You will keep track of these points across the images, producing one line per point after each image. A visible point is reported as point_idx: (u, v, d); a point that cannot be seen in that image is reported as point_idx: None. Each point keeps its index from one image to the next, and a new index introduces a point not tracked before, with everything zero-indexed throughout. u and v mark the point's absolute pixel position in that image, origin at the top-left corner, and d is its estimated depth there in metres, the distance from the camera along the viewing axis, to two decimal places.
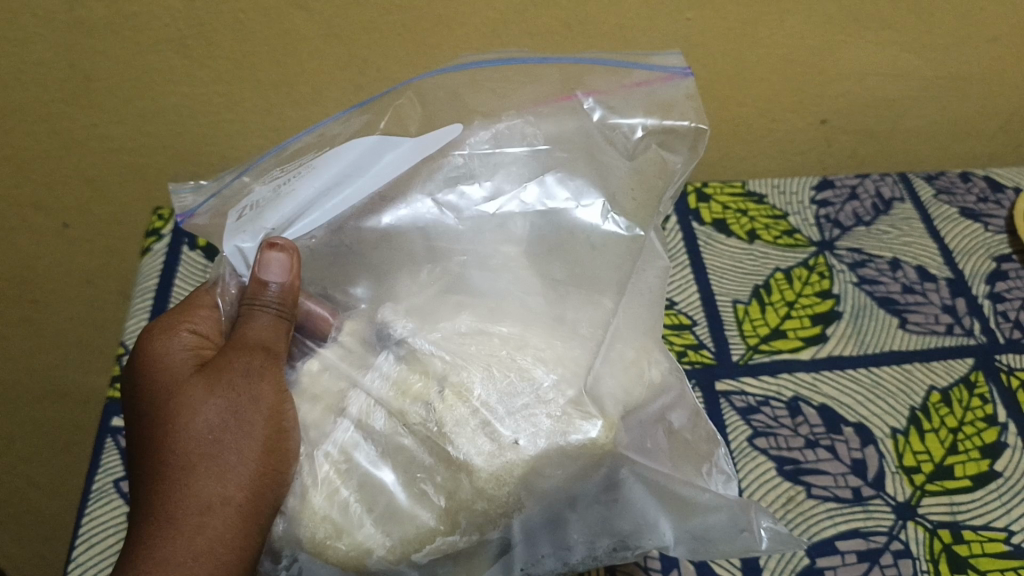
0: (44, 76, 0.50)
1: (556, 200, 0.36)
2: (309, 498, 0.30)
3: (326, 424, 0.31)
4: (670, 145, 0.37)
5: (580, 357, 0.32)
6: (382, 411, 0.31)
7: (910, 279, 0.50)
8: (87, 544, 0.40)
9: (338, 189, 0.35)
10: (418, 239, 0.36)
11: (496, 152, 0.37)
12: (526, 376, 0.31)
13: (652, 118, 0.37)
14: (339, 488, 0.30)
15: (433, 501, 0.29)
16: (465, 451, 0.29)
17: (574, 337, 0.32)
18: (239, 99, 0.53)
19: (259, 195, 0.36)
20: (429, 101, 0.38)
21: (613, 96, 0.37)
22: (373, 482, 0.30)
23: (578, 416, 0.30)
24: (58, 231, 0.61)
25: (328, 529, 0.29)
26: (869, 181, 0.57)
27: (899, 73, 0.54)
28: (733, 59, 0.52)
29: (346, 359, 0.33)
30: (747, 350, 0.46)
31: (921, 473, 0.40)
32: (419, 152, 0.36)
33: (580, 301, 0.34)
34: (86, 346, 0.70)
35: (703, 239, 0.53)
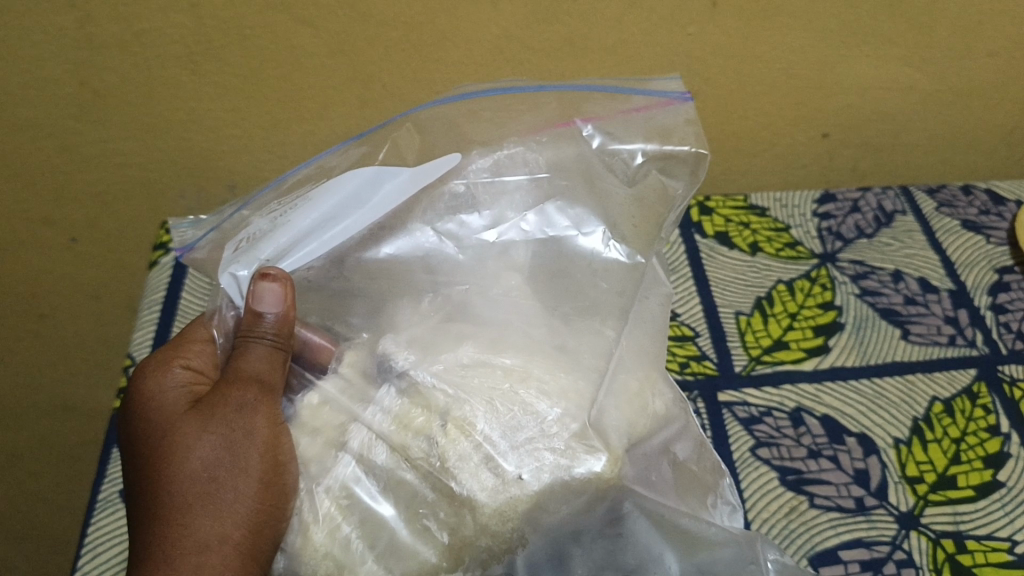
0: (54, 91, 0.51)
1: (561, 222, 0.37)
2: (310, 535, 0.30)
3: (327, 459, 0.31)
4: (670, 171, 0.37)
5: (584, 390, 0.32)
6: (382, 445, 0.31)
7: (912, 290, 0.50)
8: (93, 555, 0.40)
9: (335, 220, 0.35)
10: (420, 266, 0.36)
11: (496, 180, 0.38)
12: (530, 410, 0.31)
13: (652, 144, 0.37)
14: (340, 525, 0.30)
15: (435, 537, 0.30)
16: (468, 487, 0.29)
17: (578, 370, 0.33)
18: (246, 115, 0.53)
19: (254, 227, 0.36)
20: (427, 131, 0.38)
21: (612, 122, 0.38)
22: (373, 518, 0.30)
23: (582, 450, 0.30)
24: (66, 246, 0.61)
25: (329, 566, 0.29)
26: (871, 195, 0.57)
27: (900, 87, 0.55)
28: (734, 74, 0.53)
29: (347, 393, 0.33)
30: (749, 361, 0.46)
31: (923, 483, 0.40)
32: (416, 182, 0.36)
33: (580, 326, 0.35)
34: (93, 360, 0.70)
35: (704, 251, 0.54)
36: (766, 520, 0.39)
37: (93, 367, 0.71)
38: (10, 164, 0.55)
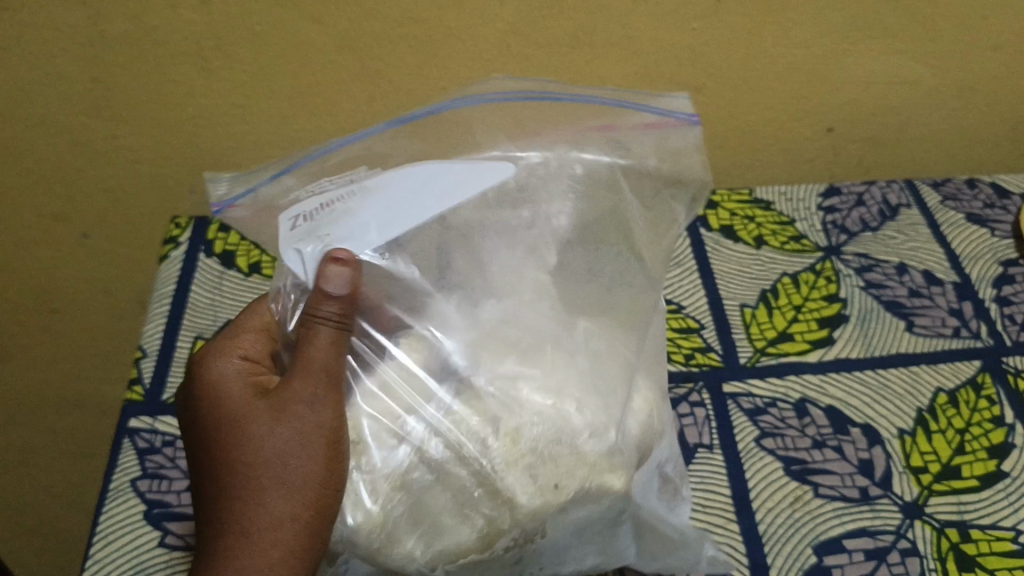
0: (64, 88, 0.52)
1: (595, 212, 0.36)
2: (368, 517, 0.31)
3: (385, 447, 0.31)
4: (672, 196, 0.38)
5: (617, 404, 0.33)
6: (438, 441, 0.31)
7: (917, 283, 0.50)
8: (105, 542, 0.38)
9: (397, 213, 0.34)
10: (464, 265, 0.35)
11: (536, 182, 0.37)
12: (569, 422, 0.32)
13: (662, 165, 0.37)
14: (389, 510, 0.31)
15: (472, 526, 0.31)
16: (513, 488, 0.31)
17: (608, 381, 0.33)
18: (255, 110, 0.53)
19: (314, 207, 0.34)
20: (467, 125, 0.37)
21: (627, 139, 0.38)
22: (419, 509, 0.31)
23: (605, 468, 0.31)
24: (77, 241, 0.62)
25: (381, 544, 0.30)
26: (876, 188, 0.57)
27: (904, 82, 0.55)
28: (740, 68, 0.53)
29: (405, 384, 0.32)
30: (754, 353, 0.46)
31: (928, 473, 0.40)
32: (468, 181, 0.35)
33: (618, 340, 0.35)
34: (105, 356, 0.71)
35: (710, 244, 0.54)
36: (771, 508, 0.39)
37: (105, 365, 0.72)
38: (22, 159, 0.56)
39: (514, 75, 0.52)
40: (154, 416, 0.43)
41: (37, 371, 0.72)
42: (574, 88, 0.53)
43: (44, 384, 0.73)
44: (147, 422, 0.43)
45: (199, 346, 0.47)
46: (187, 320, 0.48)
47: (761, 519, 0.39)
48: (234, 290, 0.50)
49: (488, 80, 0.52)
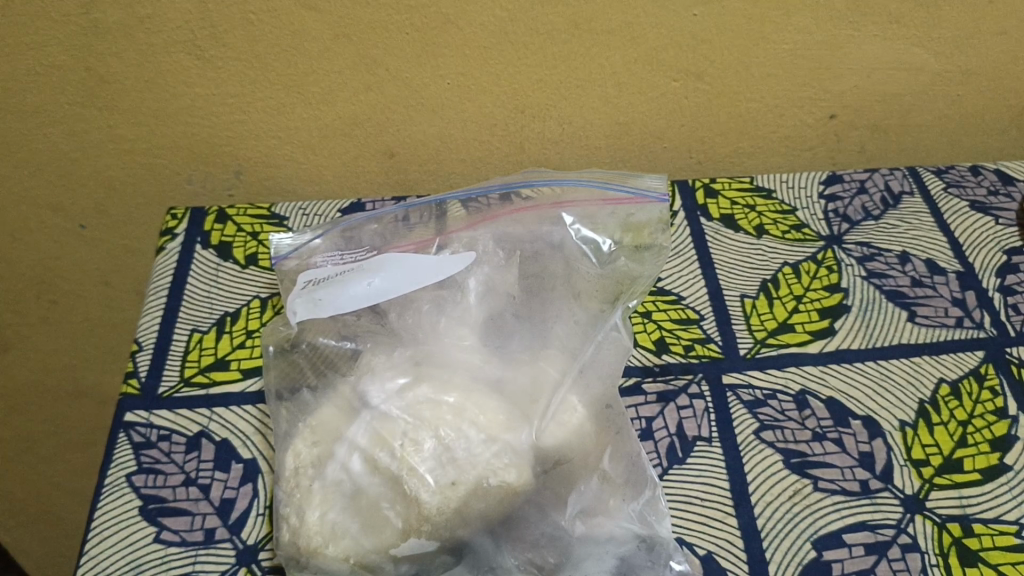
0: (58, 78, 0.51)
1: (587, 235, 0.43)
2: (307, 517, 0.34)
3: (338, 453, 0.35)
4: (637, 258, 0.42)
5: (557, 403, 0.37)
6: (383, 449, 0.35)
7: (919, 272, 0.49)
8: (100, 538, 0.38)
9: (379, 282, 0.42)
10: (430, 299, 0.42)
11: (506, 239, 0.44)
12: (510, 429, 0.35)
13: (623, 238, 0.43)
14: (328, 507, 0.34)
15: (394, 523, 0.33)
16: (417, 488, 0.33)
17: (554, 385, 0.38)
18: (250, 100, 0.53)
19: (321, 274, 0.44)
20: (470, 208, 0.46)
21: (595, 215, 0.43)
22: (358, 507, 0.34)
23: (550, 459, 0.35)
24: (74, 232, 0.62)
25: (321, 538, 0.33)
26: (878, 176, 0.56)
27: (907, 69, 0.54)
28: (740, 55, 0.52)
29: (376, 420, 0.36)
30: (754, 344, 0.46)
31: (929, 466, 0.40)
32: (439, 269, 0.42)
33: (603, 341, 0.39)
34: (105, 345, 0.71)
35: (710, 234, 0.53)
36: (771, 502, 0.39)
37: (105, 354, 0.72)
38: (18, 150, 0.56)
39: (512, 63, 0.51)
40: (149, 410, 0.43)
41: (36, 360, 0.72)
42: (572, 76, 0.53)
43: (44, 372, 0.73)
44: (142, 417, 0.43)
45: (195, 340, 0.46)
46: (182, 313, 0.48)
47: (760, 513, 0.39)
48: (231, 282, 0.50)
49: (486, 68, 0.52)
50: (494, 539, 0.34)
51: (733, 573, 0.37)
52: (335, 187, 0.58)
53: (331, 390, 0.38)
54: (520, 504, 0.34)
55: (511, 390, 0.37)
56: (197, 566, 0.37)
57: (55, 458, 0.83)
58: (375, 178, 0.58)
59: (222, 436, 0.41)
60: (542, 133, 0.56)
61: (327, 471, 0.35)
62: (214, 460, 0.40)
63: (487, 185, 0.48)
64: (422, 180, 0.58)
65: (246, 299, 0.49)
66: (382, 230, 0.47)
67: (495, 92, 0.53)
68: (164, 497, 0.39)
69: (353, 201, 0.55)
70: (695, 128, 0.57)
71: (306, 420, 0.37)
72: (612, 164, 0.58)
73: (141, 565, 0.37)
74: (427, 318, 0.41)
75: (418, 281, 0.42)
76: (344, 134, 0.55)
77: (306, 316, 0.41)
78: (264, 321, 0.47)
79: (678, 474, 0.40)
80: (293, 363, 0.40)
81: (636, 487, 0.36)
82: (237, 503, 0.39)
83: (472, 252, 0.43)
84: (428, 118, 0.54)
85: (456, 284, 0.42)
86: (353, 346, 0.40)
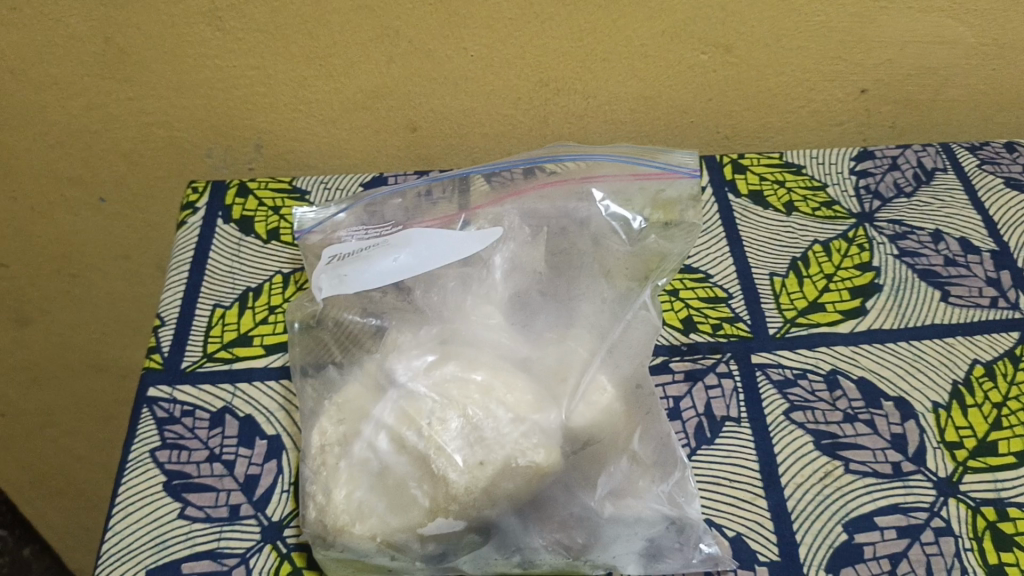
0: (77, 49, 0.51)
1: (616, 211, 0.42)
2: (334, 496, 0.34)
3: (365, 431, 0.35)
4: (668, 236, 0.42)
5: (586, 383, 0.36)
6: (410, 428, 0.34)
7: (953, 251, 0.48)
8: (125, 514, 0.38)
9: (405, 260, 0.41)
10: (455, 276, 0.41)
11: (532, 214, 0.43)
12: (539, 409, 0.34)
13: (653, 214, 0.42)
14: (355, 486, 0.34)
15: (420, 502, 0.33)
16: (444, 467, 0.33)
17: (583, 364, 0.37)
18: (271, 73, 0.52)
19: (346, 249, 0.43)
20: (496, 183, 0.46)
21: (623, 191, 0.43)
22: (385, 486, 0.33)
23: (579, 438, 0.34)
24: (94, 205, 0.61)
25: (348, 516, 0.33)
26: (910, 152, 0.55)
27: (942, 42, 0.53)
28: (770, 28, 0.51)
29: (404, 399, 0.35)
30: (784, 323, 0.45)
31: (963, 448, 0.39)
32: (466, 246, 0.42)
33: (632, 320, 0.39)
34: (125, 319, 0.71)
35: (738, 210, 0.52)
36: (801, 484, 0.38)
37: (125, 328, 0.72)
38: (38, 123, 0.55)
39: (536, 35, 0.50)
40: (173, 386, 0.43)
41: (57, 333, 0.72)
42: (598, 48, 0.51)
43: (66, 345, 0.73)
44: (166, 392, 0.42)
45: (218, 315, 0.46)
46: (205, 287, 0.48)
47: (790, 495, 0.38)
48: (253, 257, 0.50)
49: (510, 40, 0.51)
50: (522, 520, 0.33)
51: (763, 555, 0.36)
52: (356, 161, 0.58)
53: (357, 366, 0.38)
54: (548, 485, 0.33)
55: (539, 369, 0.37)
56: (222, 542, 0.36)
57: (76, 430, 0.83)
58: (396, 152, 0.57)
59: (246, 412, 0.41)
60: (566, 107, 0.55)
61: (354, 449, 0.35)
62: (238, 436, 0.40)
63: (514, 160, 0.47)
64: (444, 154, 0.58)
65: (268, 274, 0.48)
66: (406, 205, 0.46)
67: (519, 65, 0.52)
68: (188, 473, 0.39)
69: (374, 175, 0.55)
70: (723, 102, 0.55)
71: (333, 398, 0.37)
72: (637, 139, 0.57)
73: (166, 541, 0.37)
74: (452, 296, 0.40)
75: (443, 258, 0.41)
76: (365, 108, 0.54)
77: (330, 292, 0.41)
78: (286, 297, 0.47)
79: (707, 454, 0.40)
80: (318, 339, 0.40)
81: (665, 468, 0.36)
82: (262, 479, 0.39)
83: (497, 228, 0.42)
84: (451, 91, 0.53)
85: (481, 260, 0.41)
86: (377, 321, 0.40)
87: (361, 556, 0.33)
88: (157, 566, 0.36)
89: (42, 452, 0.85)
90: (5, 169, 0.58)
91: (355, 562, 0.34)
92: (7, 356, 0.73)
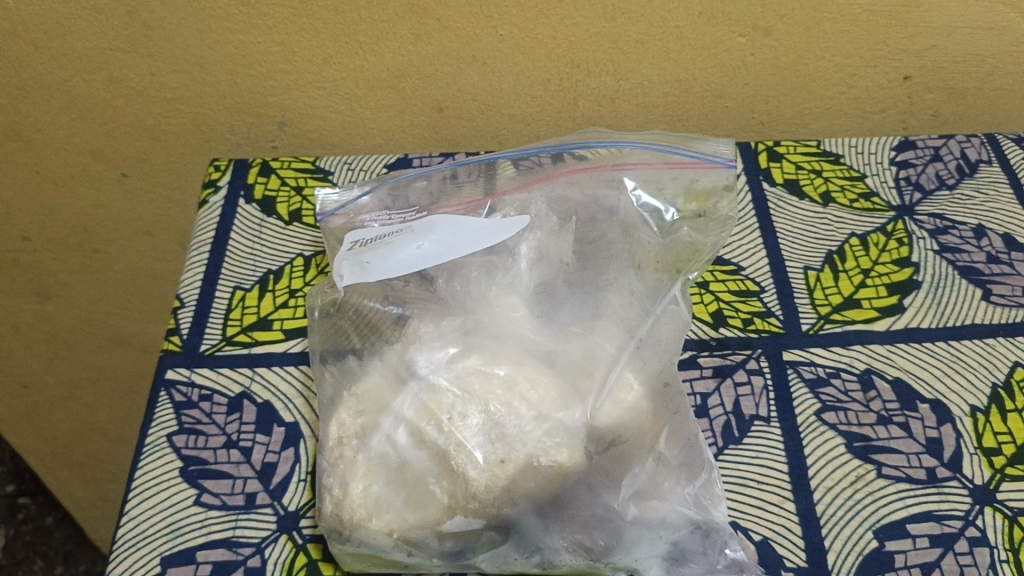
0: (101, 22, 0.50)
1: (648, 201, 0.41)
2: (351, 489, 0.33)
3: (385, 424, 0.34)
4: (702, 230, 0.40)
5: (612, 378, 0.35)
6: (431, 421, 0.33)
7: (996, 248, 0.47)
8: (141, 498, 0.37)
9: (429, 249, 0.40)
10: (480, 265, 0.40)
11: (560, 201, 0.42)
12: (563, 407, 0.34)
13: (687, 206, 0.41)
14: (373, 481, 0.33)
15: (438, 498, 0.32)
16: (464, 464, 0.32)
17: (609, 359, 0.36)
18: (295, 49, 0.51)
19: (368, 235, 0.42)
20: (522, 168, 0.44)
21: (656, 182, 0.41)
22: (403, 481, 0.33)
23: (605, 438, 0.34)
24: (116, 180, 0.61)
25: (365, 511, 0.32)
26: (954, 142, 0.53)
27: (992, 28, 0.51)
28: (811, 10, 0.49)
29: (425, 392, 0.34)
30: (817, 320, 0.44)
31: (1001, 455, 0.38)
32: (490, 234, 0.41)
33: (661, 315, 0.38)
34: (147, 294, 0.71)
35: (773, 200, 0.51)
36: (831, 488, 0.37)
37: (147, 302, 0.72)
38: (61, 96, 0.55)
39: (568, 15, 0.49)
40: (191, 368, 0.42)
41: (80, 306, 0.72)
42: (632, 29, 0.50)
43: (87, 320, 0.73)
44: (184, 375, 0.42)
45: (237, 297, 0.45)
46: (225, 269, 0.47)
47: (819, 499, 0.37)
48: (274, 239, 0.49)
49: (540, 19, 0.49)
50: (542, 520, 0.33)
51: (790, 561, 0.35)
52: (380, 141, 0.57)
53: (378, 357, 0.37)
54: (570, 485, 0.33)
55: (563, 364, 0.36)
56: (238, 531, 0.36)
57: (98, 403, 0.83)
58: (421, 132, 0.56)
59: (264, 398, 0.41)
60: (597, 89, 0.53)
61: (372, 442, 0.34)
62: (256, 422, 0.40)
63: (543, 144, 0.46)
64: (470, 136, 0.56)
65: (290, 257, 0.48)
66: (431, 188, 0.45)
67: (549, 45, 0.51)
68: (205, 458, 0.38)
69: (399, 157, 0.53)
70: (759, 87, 0.54)
71: (352, 388, 0.36)
72: (669, 123, 0.56)
73: (181, 528, 0.36)
74: (476, 285, 0.39)
75: (467, 247, 0.40)
76: (390, 86, 0.53)
77: (352, 280, 0.40)
78: (308, 281, 0.46)
79: (733, 454, 0.39)
80: (338, 326, 0.40)
81: (692, 470, 0.34)
82: (279, 468, 0.38)
83: (524, 216, 0.41)
84: (478, 71, 0.52)
85: (507, 249, 0.40)
86: (398, 309, 0.39)
87: (377, 552, 0.33)
88: (172, 552, 0.36)
89: (64, 424, 0.86)
90: (28, 142, 0.58)
91: (370, 557, 0.33)
92: (30, 328, 0.74)
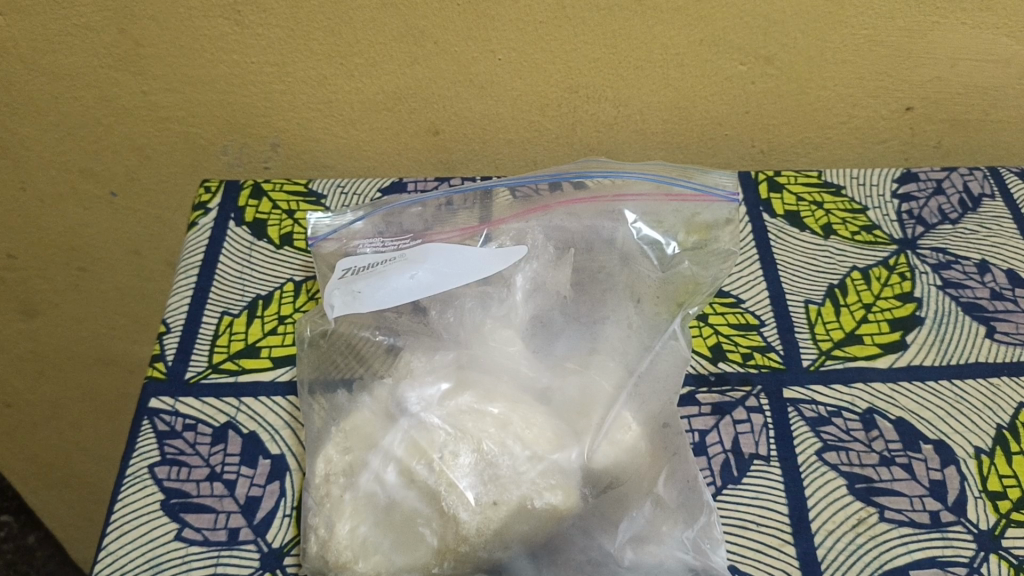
0: (91, 39, 0.49)
1: (648, 234, 0.40)
2: (337, 530, 0.32)
3: (373, 462, 0.33)
4: (702, 263, 0.39)
5: (608, 417, 0.34)
6: (422, 461, 0.32)
7: (1000, 284, 0.46)
8: (120, 532, 0.36)
9: (422, 279, 0.39)
10: (473, 295, 0.39)
11: (558, 231, 0.41)
12: (558, 448, 0.33)
13: (688, 239, 0.40)
14: (359, 522, 0.32)
15: (427, 541, 0.31)
16: (455, 506, 0.31)
17: (604, 397, 0.35)
18: (289, 70, 0.50)
19: (360, 263, 0.41)
20: (518, 196, 0.43)
21: (657, 214, 0.40)
22: (392, 523, 0.32)
23: (601, 479, 0.33)
24: (105, 199, 0.60)
25: (351, 553, 0.31)
26: (957, 175, 0.52)
27: (996, 60, 0.50)
28: (814, 40, 0.49)
29: (417, 431, 0.33)
30: (818, 355, 0.43)
31: (1006, 499, 0.37)
32: (486, 265, 0.39)
33: (661, 351, 0.36)
34: (133, 313, 0.70)
35: (773, 232, 0.50)
36: (831, 531, 0.36)
37: (134, 322, 0.71)
38: (50, 113, 0.54)
39: (567, 40, 0.48)
40: (175, 397, 0.41)
41: (66, 324, 0.70)
42: (632, 55, 0.49)
43: (73, 339, 0.72)
44: (168, 404, 0.40)
45: (225, 323, 0.44)
46: (213, 293, 0.46)
47: (820, 542, 0.36)
48: (264, 263, 0.48)
49: (539, 44, 0.48)
50: (534, 565, 0.31)
51: None
52: (374, 164, 0.56)
53: (368, 392, 0.36)
54: (566, 529, 0.32)
55: (558, 402, 0.35)
56: (219, 568, 0.35)
57: (82, 421, 0.82)
58: (416, 155, 0.55)
59: (250, 428, 0.39)
60: (596, 115, 0.52)
61: (360, 481, 0.33)
62: (242, 455, 0.38)
63: (540, 171, 0.45)
64: (465, 159, 0.55)
65: (279, 282, 0.47)
66: (425, 215, 0.44)
67: (548, 70, 0.50)
68: (187, 491, 0.37)
69: (394, 180, 0.52)
70: (760, 116, 0.53)
71: (340, 424, 0.35)
72: (669, 150, 0.55)
73: (160, 564, 0.35)
74: (470, 317, 0.38)
75: (462, 277, 0.39)
76: (386, 108, 0.52)
77: (343, 310, 0.39)
78: (298, 307, 0.45)
79: (731, 494, 0.37)
80: (327, 357, 0.39)
81: (691, 513, 0.33)
82: (263, 502, 0.37)
83: (521, 246, 0.40)
84: (475, 95, 0.51)
85: (503, 280, 0.40)
86: (389, 339, 0.38)
87: None
88: None
89: (48, 442, 0.84)
90: (15, 158, 0.57)
91: None
92: (14, 346, 0.72)
